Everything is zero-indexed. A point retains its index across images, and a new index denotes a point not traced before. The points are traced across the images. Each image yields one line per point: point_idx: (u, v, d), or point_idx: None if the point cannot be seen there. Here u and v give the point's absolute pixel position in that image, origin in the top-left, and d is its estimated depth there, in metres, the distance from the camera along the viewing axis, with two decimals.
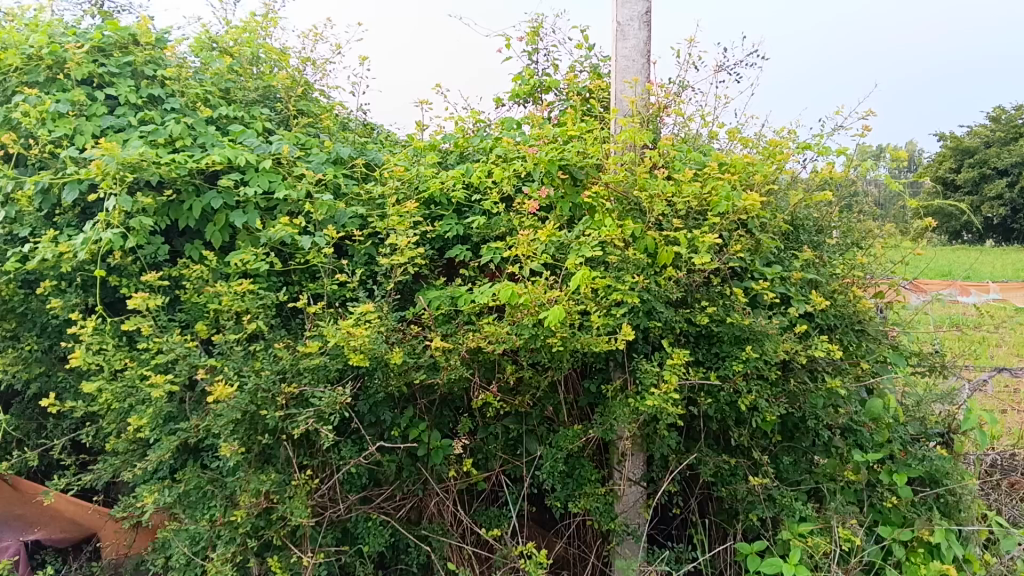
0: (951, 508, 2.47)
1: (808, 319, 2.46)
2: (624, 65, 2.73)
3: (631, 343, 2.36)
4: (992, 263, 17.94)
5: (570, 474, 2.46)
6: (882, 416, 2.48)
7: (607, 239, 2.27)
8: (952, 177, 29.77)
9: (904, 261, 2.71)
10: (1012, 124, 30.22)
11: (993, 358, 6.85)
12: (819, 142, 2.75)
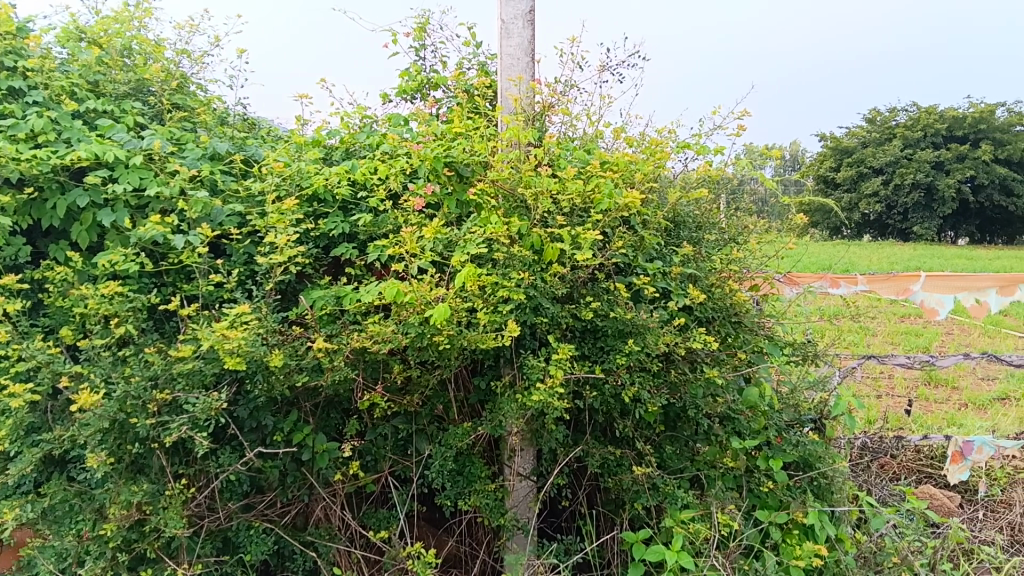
0: (824, 490, 2.59)
1: (688, 312, 2.52)
2: (509, 63, 2.74)
3: (519, 339, 2.36)
4: (869, 257, 18.97)
5: (461, 472, 2.45)
6: (758, 404, 2.57)
7: (493, 236, 2.25)
8: (832, 176, 31.32)
9: (777, 255, 2.84)
10: (885, 125, 32.01)
11: (869, 348, 7.27)
12: (697, 141, 2.83)
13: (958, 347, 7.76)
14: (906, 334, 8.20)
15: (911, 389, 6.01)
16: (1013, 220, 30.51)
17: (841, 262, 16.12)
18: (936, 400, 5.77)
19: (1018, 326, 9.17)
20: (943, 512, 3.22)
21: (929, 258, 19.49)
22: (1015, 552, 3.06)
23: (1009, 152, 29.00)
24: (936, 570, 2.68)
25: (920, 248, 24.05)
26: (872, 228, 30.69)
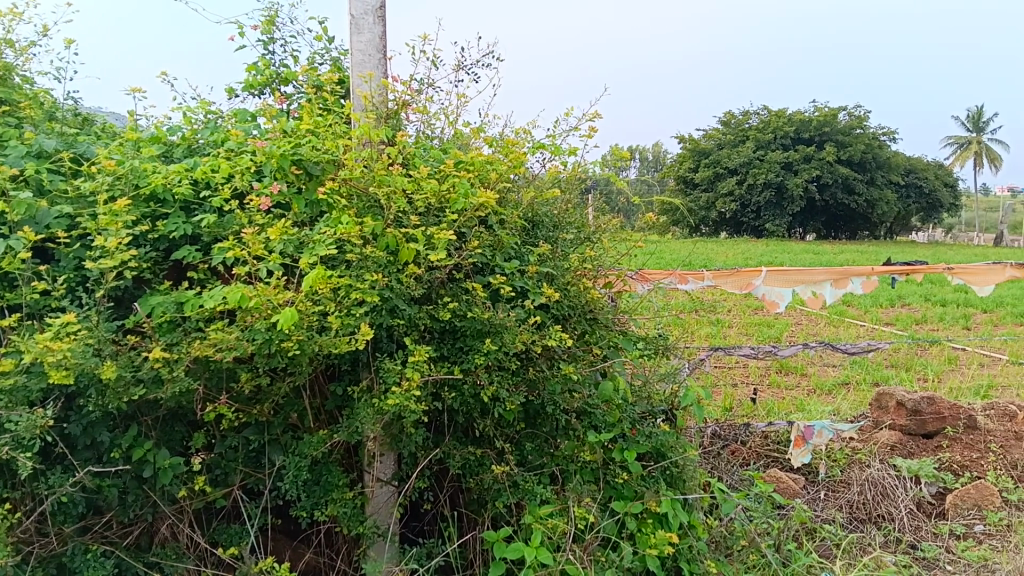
0: (676, 478, 2.67)
1: (544, 310, 2.54)
2: (360, 59, 2.69)
3: (375, 342, 2.31)
4: (727, 253, 19.91)
5: (317, 482, 2.37)
6: (614, 398, 2.61)
7: (344, 236, 2.19)
8: (691, 177, 32.67)
9: (627, 253, 2.91)
10: (738, 128, 33.67)
11: (726, 341, 7.64)
12: (551, 141, 2.87)
13: (806, 336, 8.24)
14: (760, 325, 8.64)
15: (763, 378, 6.32)
16: (853, 216, 32.77)
17: (701, 259, 16.85)
18: (785, 386, 6.13)
19: (859, 315, 9.83)
20: (788, 494, 3.39)
21: (782, 254, 20.68)
22: (853, 529, 3.26)
23: (849, 153, 31.10)
24: (781, 550, 2.82)
25: (772, 245, 25.47)
26: (729, 225, 32.25)
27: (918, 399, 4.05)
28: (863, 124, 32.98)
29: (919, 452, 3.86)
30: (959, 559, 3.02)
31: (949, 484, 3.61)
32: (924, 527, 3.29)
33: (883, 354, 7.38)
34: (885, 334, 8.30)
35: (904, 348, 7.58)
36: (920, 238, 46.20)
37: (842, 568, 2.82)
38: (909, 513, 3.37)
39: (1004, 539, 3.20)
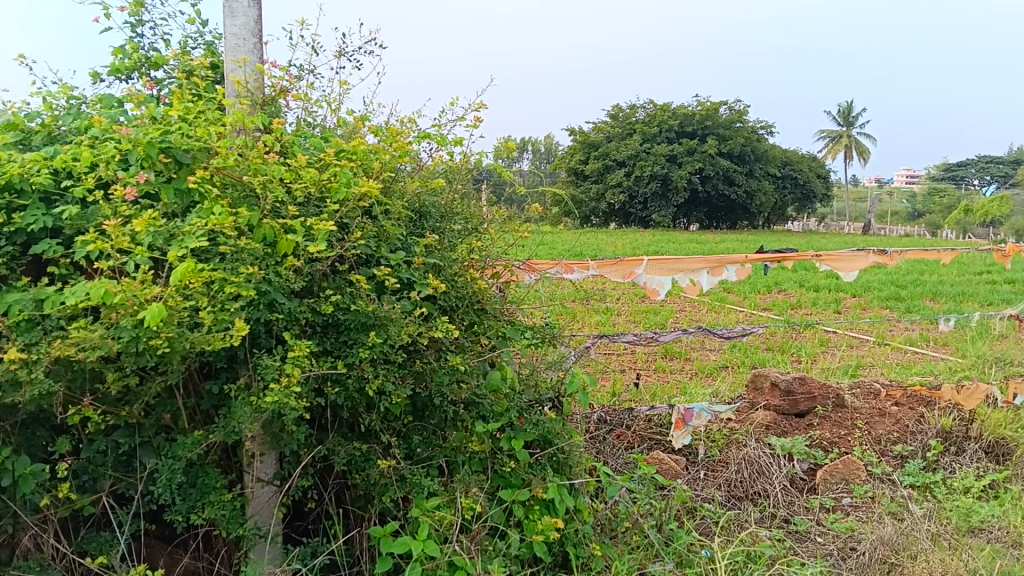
0: (562, 465, 2.71)
1: (431, 301, 2.50)
2: (234, 43, 2.59)
3: (254, 337, 2.23)
4: (617, 243, 20.33)
5: (193, 484, 2.28)
6: (501, 387, 2.59)
7: (218, 227, 2.11)
8: (581, 168, 33.16)
9: (514, 244, 2.90)
10: (626, 120, 34.37)
11: (616, 329, 7.82)
12: (436, 131, 2.84)
13: (690, 322, 8.52)
14: (647, 312, 8.88)
15: (649, 364, 6.50)
16: (734, 207, 34.10)
17: (591, 249, 17.17)
18: (671, 370, 6.33)
19: (739, 301, 10.23)
20: (671, 475, 3.49)
21: (670, 243, 21.30)
22: (731, 506, 3.39)
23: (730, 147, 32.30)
24: (664, 530, 2.91)
25: (660, 236, 26.18)
26: (618, 216, 32.97)
27: (791, 380, 4.24)
28: (742, 118, 34.30)
29: (791, 430, 4.05)
30: (828, 531, 3.19)
31: (819, 460, 3.80)
32: (796, 502, 3.46)
33: (761, 338, 7.71)
34: (763, 319, 8.67)
35: (780, 331, 7.94)
36: (794, 227, 48.54)
37: (721, 544, 2.93)
38: (783, 489, 3.54)
39: (868, 510, 3.40)
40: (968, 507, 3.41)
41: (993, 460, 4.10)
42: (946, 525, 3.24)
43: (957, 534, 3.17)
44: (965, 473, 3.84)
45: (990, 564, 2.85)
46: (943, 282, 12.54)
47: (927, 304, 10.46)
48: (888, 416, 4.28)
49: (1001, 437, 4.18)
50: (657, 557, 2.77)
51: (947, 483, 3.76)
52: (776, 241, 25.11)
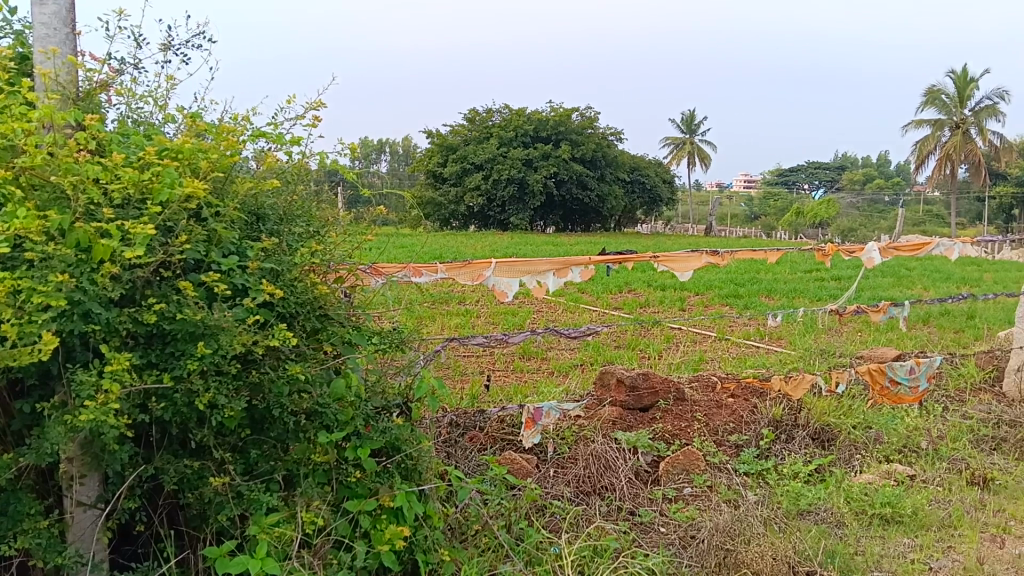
0: (410, 471, 2.63)
1: (268, 308, 2.39)
2: (44, 32, 2.39)
3: (69, 351, 2.07)
4: (478, 245, 20.41)
5: (4, 512, 2.09)
6: (346, 395, 2.49)
7: (23, 232, 1.94)
8: (439, 171, 32.99)
9: (358, 247, 2.79)
10: (483, 123, 34.44)
11: (474, 331, 7.84)
12: (272, 130, 2.73)
13: (546, 323, 8.65)
14: (505, 314, 8.95)
15: (507, 364, 6.56)
16: (587, 210, 35.04)
17: (450, 251, 17.16)
18: (529, 370, 6.41)
19: (593, 301, 10.49)
20: (522, 474, 3.50)
21: (529, 246, 21.60)
22: (579, 501, 3.44)
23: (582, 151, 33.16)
24: (514, 530, 2.92)
25: (518, 238, 26.50)
26: (476, 219, 33.18)
27: (634, 376, 4.39)
28: (594, 124, 35.25)
29: (636, 425, 4.18)
30: (671, 521, 3.30)
31: (662, 452, 3.94)
32: (641, 494, 3.56)
33: (613, 336, 7.94)
34: (615, 318, 8.92)
35: (629, 330, 8.20)
36: (643, 229, 50.43)
37: (569, 540, 2.97)
38: (628, 482, 3.63)
39: (706, 499, 3.55)
40: (796, 491, 3.62)
41: (820, 446, 4.38)
42: (777, 509, 3.43)
43: (787, 518, 3.37)
44: (794, 459, 4.08)
45: (816, 546, 3.04)
46: (777, 279, 13.37)
47: (764, 301, 11.09)
48: (725, 408, 4.49)
49: (825, 424, 4.49)
50: (507, 558, 2.77)
51: (777, 470, 3.99)
52: (629, 243, 25.97)
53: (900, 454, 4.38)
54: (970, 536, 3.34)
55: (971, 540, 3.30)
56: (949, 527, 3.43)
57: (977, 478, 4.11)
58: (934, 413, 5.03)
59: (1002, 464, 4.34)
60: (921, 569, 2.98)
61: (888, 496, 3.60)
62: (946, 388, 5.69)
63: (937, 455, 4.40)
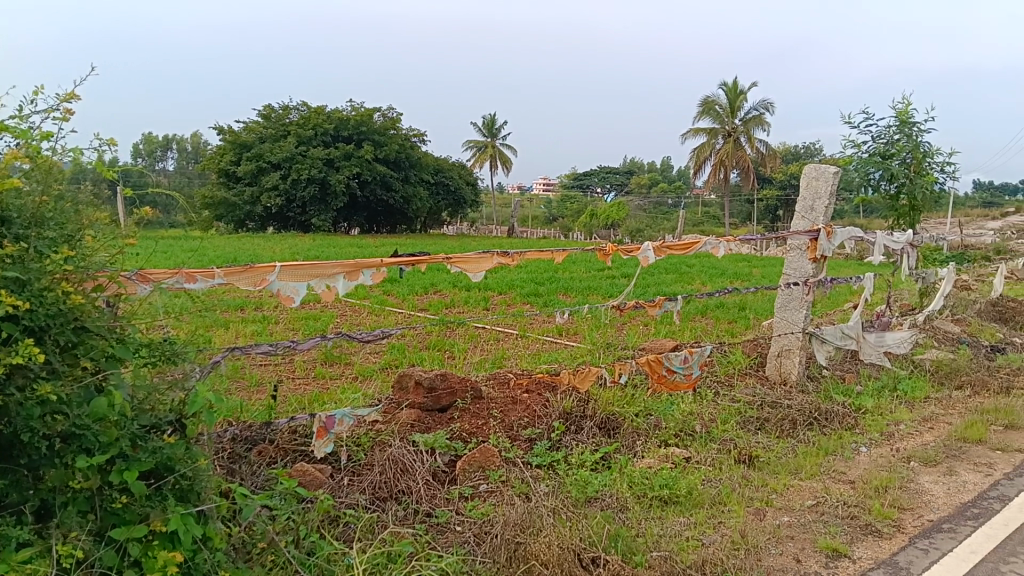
0: (186, 492, 2.46)
1: (14, 322, 2.16)
2: None
3: None
4: (280, 249, 19.61)
5: None
6: (108, 415, 2.28)
7: None
8: (233, 170, 31.40)
9: (120, 253, 2.56)
10: (280, 121, 33.20)
11: (272, 338, 7.54)
12: (17, 124, 2.46)
13: (349, 327, 8.48)
14: (306, 319, 8.69)
15: (308, 371, 6.38)
16: (389, 211, 34.83)
17: (249, 255, 16.37)
18: (331, 375, 6.26)
19: (398, 303, 10.41)
20: (314, 485, 3.38)
21: (336, 248, 21.12)
22: (375, 508, 3.36)
23: (385, 152, 32.87)
24: (303, 544, 2.82)
25: (321, 239, 25.78)
26: (275, 220, 32.04)
27: (432, 378, 4.38)
28: (395, 125, 35.03)
29: (434, 425, 4.17)
30: (466, 519, 3.32)
31: (459, 451, 3.97)
32: (438, 494, 3.54)
33: (417, 338, 7.93)
34: (419, 319, 8.92)
35: (434, 331, 8.23)
36: (446, 230, 50.88)
37: (361, 549, 2.92)
38: (425, 484, 3.60)
39: (500, 494, 3.60)
40: (584, 480, 3.78)
41: (607, 434, 4.58)
42: (567, 498, 3.56)
43: (576, 507, 3.50)
44: (582, 448, 4.25)
45: (600, 531, 3.18)
46: (572, 277, 13.92)
47: (561, 298, 11.51)
48: (520, 404, 4.61)
49: (611, 414, 4.72)
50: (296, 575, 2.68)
51: (567, 460, 4.14)
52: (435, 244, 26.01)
53: (677, 438, 4.70)
54: (737, 511, 3.63)
55: (738, 515, 3.59)
56: (719, 504, 3.72)
57: (743, 456, 4.48)
58: (707, 398, 5.44)
59: (764, 442, 4.77)
60: (695, 545, 3.20)
61: (666, 479, 3.85)
62: (717, 374, 6.17)
63: (709, 437, 4.76)
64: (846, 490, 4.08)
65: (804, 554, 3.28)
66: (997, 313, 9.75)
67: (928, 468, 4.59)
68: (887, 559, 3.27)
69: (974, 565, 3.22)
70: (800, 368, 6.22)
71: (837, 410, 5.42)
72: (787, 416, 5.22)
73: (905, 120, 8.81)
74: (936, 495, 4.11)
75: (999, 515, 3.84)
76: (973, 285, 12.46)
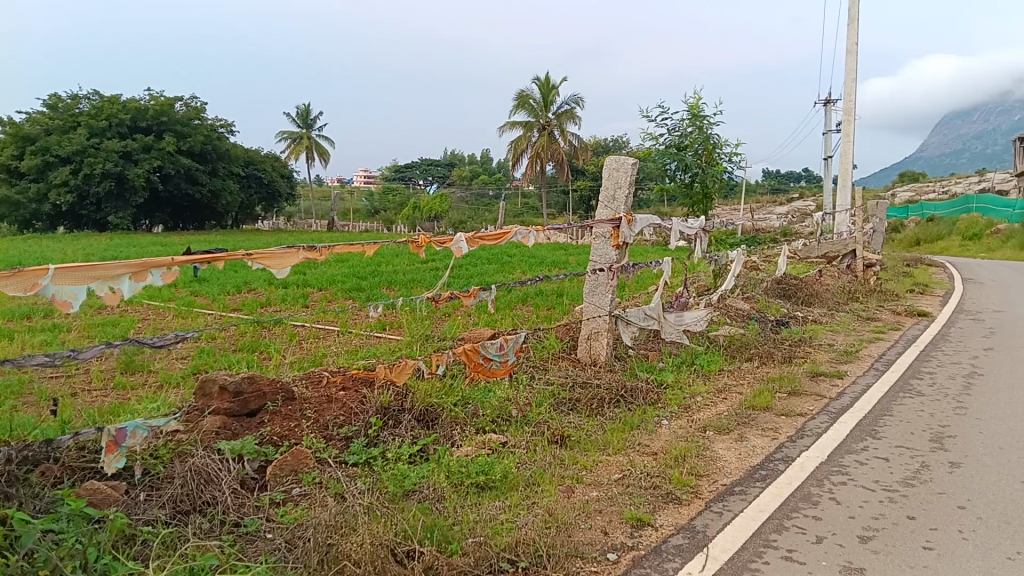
0: None
1: None
2: None
3: None
4: (75, 249, 18.05)
5: None
6: None
7: None
8: (15, 164, 28.53)
9: None
10: (68, 110, 30.53)
11: (65, 347, 6.93)
12: None
13: (152, 332, 7.93)
14: (103, 325, 8.06)
15: (106, 381, 5.92)
16: (196, 206, 33.01)
17: (40, 258, 14.95)
18: (133, 385, 5.85)
19: (207, 304, 9.90)
20: (106, 503, 3.15)
21: (141, 247, 19.79)
22: (176, 523, 3.17)
23: (189, 143, 31.03)
24: (94, 567, 2.60)
25: (123, 239, 24.01)
26: (66, 218, 29.52)
27: (238, 381, 4.19)
28: (199, 115, 33.17)
29: (242, 431, 4.00)
30: (277, 525, 3.21)
31: (269, 456, 3.82)
32: (247, 503, 3.39)
33: (229, 340, 7.56)
34: (231, 319, 8.52)
35: (247, 333, 7.89)
36: (260, 225, 48.94)
37: (159, 566, 2.75)
38: (232, 493, 3.44)
39: (313, 496, 3.51)
40: (401, 474, 3.76)
41: (424, 426, 4.58)
42: (383, 494, 3.53)
43: (391, 502, 3.48)
44: (399, 443, 4.22)
45: (415, 523, 3.18)
46: (393, 271, 13.81)
47: (384, 292, 11.40)
48: (335, 402, 4.49)
49: (429, 406, 4.71)
50: None
51: (384, 456, 4.10)
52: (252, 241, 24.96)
53: (494, 424, 4.78)
54: (548, 491, 3.76)
55: (550, 495, 3.72)
56: (533, 485, 3.84)
57: (556, 436, 4.63)
58: (522, 383, 5.58)
59: (576, 422, 4.96)
60: (509, 528, 3.28)
61: (482, 465, 3.91)
62: (532, 359, 6.33)
63: (524, 421, 4.88)
64: (650, 462, 4.32)
65: (611, 526, 3.44)
66: (781, 290, 10.67)
67: (722, 436, 4.95)
68: (686, 524, 3.50)
69: (761, 523, 3.51)
70: (608, 349, 6.50)
71: (641, 387, 5.72)
72: (596, 395, 5.45)
73: (696, 114, 9.41)
74: (729, 460, 4.45)
75: (784, 474, 4.21)
76: (761, 265, 13.56)
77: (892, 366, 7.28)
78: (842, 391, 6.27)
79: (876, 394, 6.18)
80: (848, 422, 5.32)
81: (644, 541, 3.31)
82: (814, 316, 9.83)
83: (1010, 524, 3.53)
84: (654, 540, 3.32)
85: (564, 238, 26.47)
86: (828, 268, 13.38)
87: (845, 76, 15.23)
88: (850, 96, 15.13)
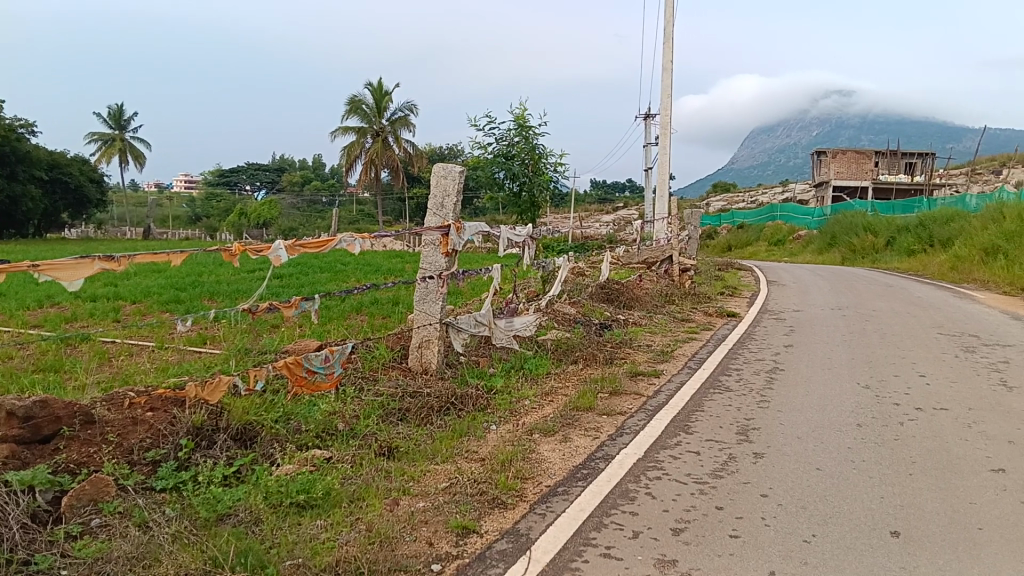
0: None
1: None
2: None
3: None
4: None
5: None
6: None
7: None
8: None
9: None
10: None
11: None
12: None
13: None
14: None
15: None
16: None
17: None
18: None
19: (5, 321, 9.01)
20: None
21: None
22: None
23: None
24: None
25: None
26: None
27: (29, 405, 3.82)
28: None
29: (33, 460, 3.65)
30: (74, 561, 2.95)
31: (65, 485, 3.52)
32: (38, 538, 3.10)
33: (29, 360, 6.91)
34: (32, 336, 7.80)
35: (49, 351, 7.25)
36: (69, 233, 45.33)
37: None
38: (22, 528, 3.12)
39: (116, 527, 3.27)
40: (214, 498, 3.57)
41: (241, 445, 4.38)
42: (194, 521, 3.35)
43: (202, 528, 3.30)
44: (212, 464, 4.02)
45: (228, 549, 3.03)
46: (218, 281, 13.18)
47: (207, 304, 10.84)
48: (142, 423, 4.19)
49: (247, 423, 4.51)
50: None
51: (195, 479, 3.89)
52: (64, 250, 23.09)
53: (318, 440, 4.66)
54: (373, 506, 3.69)
55: (374, 510, 3.66)
56: (357, 500, 3.76)
57: (383, 448, 4.58)
58: (350, 395, 5.46)
59: (404, 432, 4.91)
60: (330, 547, 3.19)
61: (304, 483, 3.78)
62: (361, 369, 6.21)
63: (350, 434, 4.79)
64: (476, 468, 4.35)
65: (436, 537, 3.42)
66: (605, 294, 11.09)
67: (547, 438, 5.07)
68: (509, 528, 3.55)
69: (582, 522, 3.61)
70: (438, 357, 6.48)
71: (471, 393, 5.75)
72: (425, 404, 5.43)
73: (522, 124, 9.62)
74: (552, 462, 4.55)
75: (603, 472, 4.36)
76: (587, 271, 14.04)
77: (704, 364, 7.74)
78: (659, 390, 6.60)
79: (689, 391, 6.54)
80: (663, 419, 5.60)
81: (469, 548, 3.32)
82: (636, 318, 10.28)
83: (805, 508, 3.83)
84: (478, 547, 3.34)
85: (403, 244, 26.31)
86: (648, 273, 14.06)
87: (662, 91, 16.09)
88: (667, 110, 16.00)
